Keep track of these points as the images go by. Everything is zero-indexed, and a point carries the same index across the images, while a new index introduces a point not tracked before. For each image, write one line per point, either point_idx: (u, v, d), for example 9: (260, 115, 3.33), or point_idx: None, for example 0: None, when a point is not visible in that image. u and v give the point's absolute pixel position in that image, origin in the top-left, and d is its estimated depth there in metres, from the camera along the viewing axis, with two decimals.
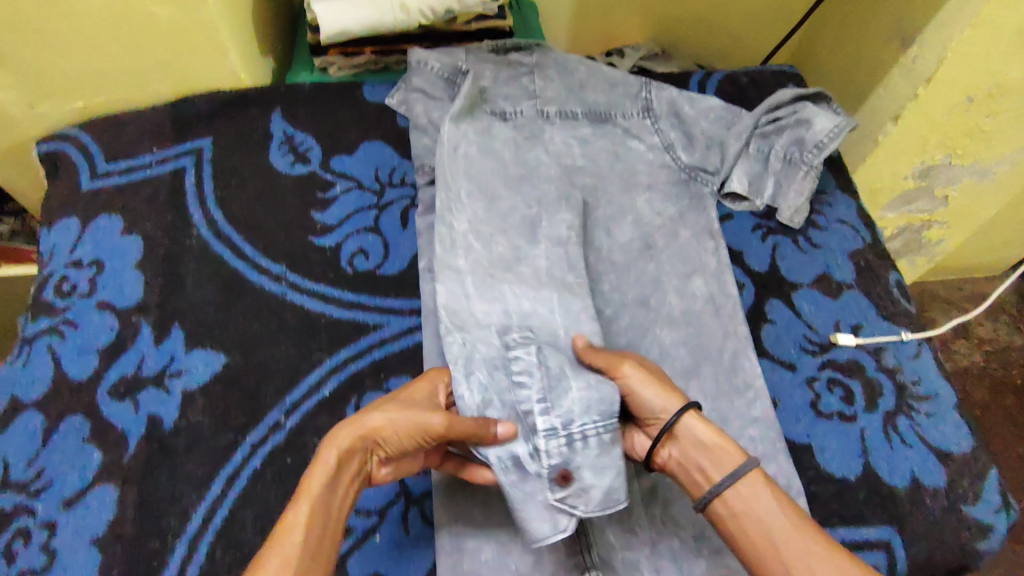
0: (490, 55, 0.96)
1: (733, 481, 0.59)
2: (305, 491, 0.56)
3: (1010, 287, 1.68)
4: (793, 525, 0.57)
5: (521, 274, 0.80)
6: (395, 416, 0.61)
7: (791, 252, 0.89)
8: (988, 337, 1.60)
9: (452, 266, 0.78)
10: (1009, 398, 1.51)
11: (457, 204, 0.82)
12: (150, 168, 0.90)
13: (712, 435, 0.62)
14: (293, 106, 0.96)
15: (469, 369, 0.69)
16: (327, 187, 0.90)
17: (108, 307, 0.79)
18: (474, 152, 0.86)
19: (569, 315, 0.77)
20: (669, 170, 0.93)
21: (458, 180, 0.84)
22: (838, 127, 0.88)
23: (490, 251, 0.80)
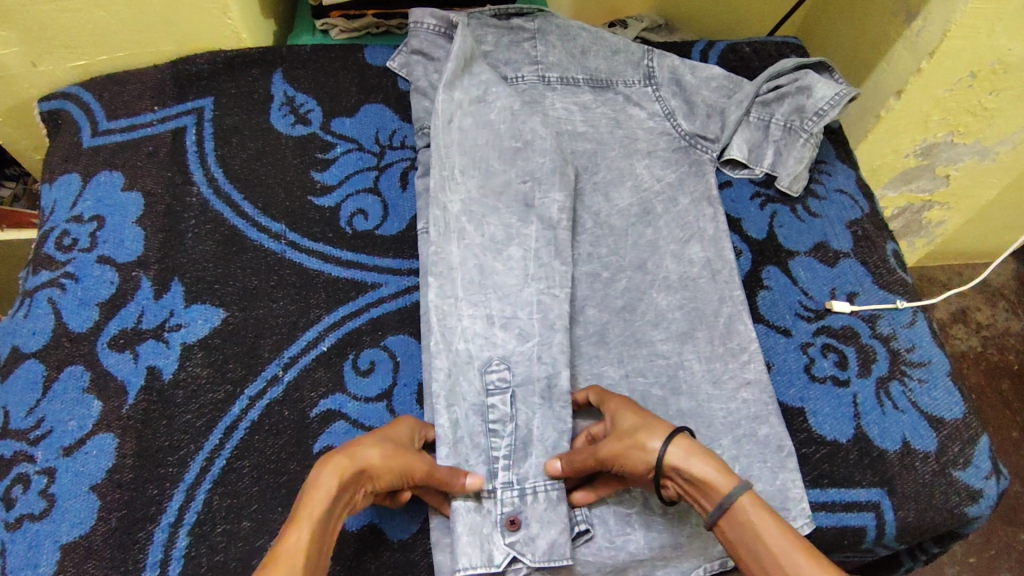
0: (493, 20, 0.99)
1: (723, 512, 0.57)
2: (303, 513, 0.54)
3: (1010, 271, 1.68)
4: (782, 547, 0.54)
5: (511, 256, 0.78)
6: (389, 456, 0.61)
7: (789, 220, 0.89)
8: (986, 321, 1.61)
9: (445, 258, 0.75)
10: (1005, 383, 1.52)
11: (451, 182, 0.79)
12: (151, 126, 0.90)
13: (697, 465, 0.59)
14: (294, 67, 0.96)
15: (451, 402, 0.69)
16: (327, 148, 0.91)
17: (108, 262, 0.79)
18: (469, 124, 0.83)
19: (546, 322, 0.74)
20: (669, 137, 0.94)
21: (451, 157, 0.81)
22: (839, 95, 0.87)
23: (482, 233, 0.78)
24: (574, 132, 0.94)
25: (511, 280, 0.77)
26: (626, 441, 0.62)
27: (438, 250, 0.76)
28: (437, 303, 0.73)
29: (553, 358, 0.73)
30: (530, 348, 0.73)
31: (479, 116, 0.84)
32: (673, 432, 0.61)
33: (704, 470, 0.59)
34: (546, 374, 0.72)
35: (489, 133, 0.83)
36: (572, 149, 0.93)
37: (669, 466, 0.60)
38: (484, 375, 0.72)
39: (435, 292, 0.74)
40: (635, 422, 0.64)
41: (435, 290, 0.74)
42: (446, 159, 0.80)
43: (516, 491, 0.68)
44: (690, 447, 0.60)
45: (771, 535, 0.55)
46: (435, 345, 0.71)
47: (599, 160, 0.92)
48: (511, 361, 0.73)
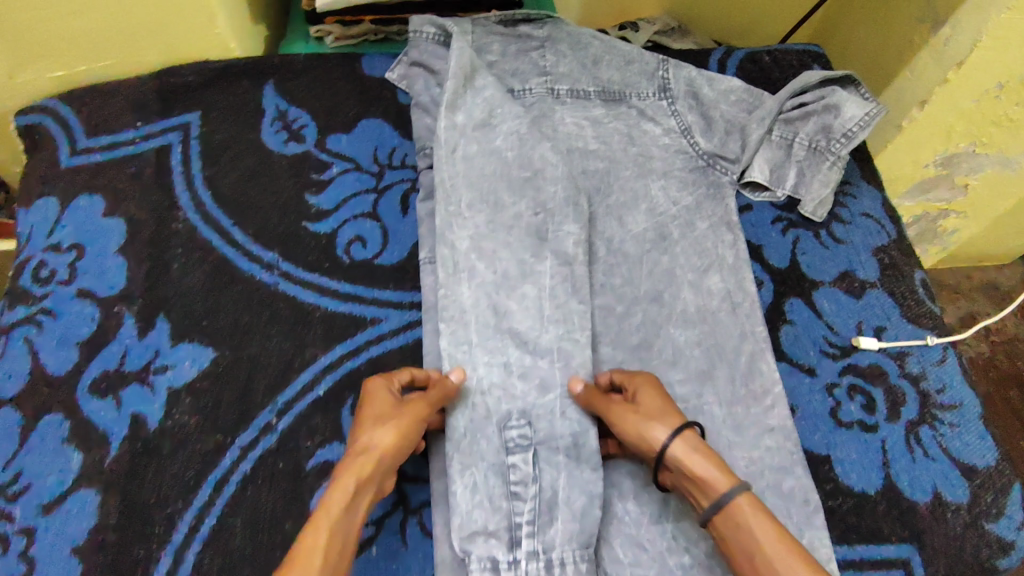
0: (499, 28, 0.94)
1: (718, 510, 0.57)
2: (322, 517, 0.54)
3: None
4: (776, 549, 0.54)
5: (525, 294, 0.75)
6: (397, 431, 0.61)
7: (812, 247, 0.84)
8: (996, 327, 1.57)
9: (456, 301, 0.74)
10: (1013, 392, 1.48)
11: (458, 219, 0.78)
12: (132, 144, 0.84)
13: (699, 459, 0.59)
14: (287, 78, 0.90)
15: (465, 463, 0.67)
16: (323, 168, 0.85)
17: (89, 296, 0.74)
18: (473, 153, 0.80)
19: (569, 373, 0.72)
20: (685, 156, 0.88)
21: (458, 190, 0.79)
22: (869, 115, 0.81)
23: (494, 269, 0.76)
24: (585, 150, 0.89)
25: (528, 322, 0.74)
26: (636, 424, 0.63)
27: (448, 292, 0.75)
28: (449, 352, 0.72)
29: (577, 413, 0.70)
30: (551, 401, 0.71)
31: (484, 141, 0.81)
32: (681, 426, 0.61)
33: (705, 469, 0.59)
34: (572, 431, 0.69)
35: (496, 160, 0.80)
36: (582, 167, 0.87)
37: (671, 458, 0.61)
38: (501, 432, 0.69)
39: (448, 340, 0.73)
40: (654, 407, 0.64)
41: (447, 336, 0.73)
42: (451, 193, 0.78)
43: (543, 562, 0.64)
44: (695, 444, 0.60)
45: (763, 539, 0.55)
46: (449, 402, 0.70)
47: (612, 181, 0.87)
48: (533, 415, 0.70)
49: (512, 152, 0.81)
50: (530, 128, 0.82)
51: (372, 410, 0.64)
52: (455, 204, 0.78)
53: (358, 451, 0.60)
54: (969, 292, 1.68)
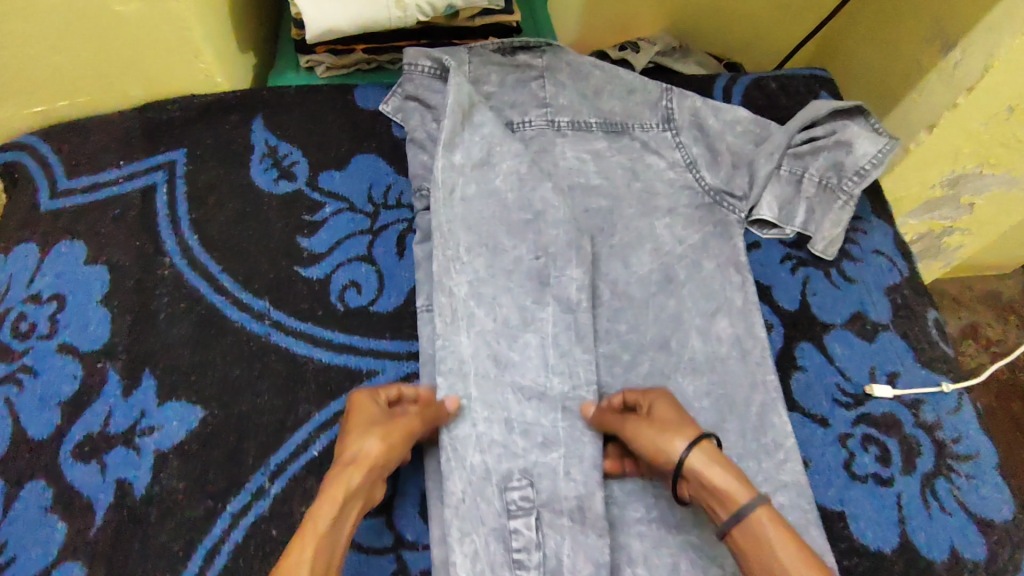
0: (497, 56, 0.90)
1: (737, 523, 0.53)
2: (308, 529, 0.52)
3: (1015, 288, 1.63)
4: (800, 566, 0.50)
5: (528, 344, 0.72)
6: (386, 436, 0.61)
7: (823, 287, 0.82)
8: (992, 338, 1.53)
9: (455, 352, 0.71)
10: None
11: (456, 263, 0.74)
12: (115, 185, 0.81)
13: (718, 471, 0.55)
14: (277, 112, 0.86)
15: (464, 531, 0.64)
16: (315, 209, 0.81)
17: (72, 351, 0.71)
18: (471, 194, 0.77)
19: (574, 431, 0.69)
20: (691, 191, 0.86)
21: (456, 234, 0.75)
22: (883, 152, 0.78)
23: (494, 317, 0.73)
24: (587, 186, 0.86)
25: (530, 374, 0.71)
26: (652, 435, 0.60)
27: (446, 342, 0.71)
28: (448, 409, 0.69)
29: (582, 474, 0.67)
30: (555, 460, 0.68)
31: (483, 182, 0.78)
32: (699, 437, 0.58)
33: (725, 481, 0.55)
34: (576, 494, 0.67)
35: (495, 202, 0.77)
36: (584, 205, 0.85)
37: (688, 469, 0.57)
38: (504, 494, 0.66)
39: (446, 395, 0.70)
40: (671, 419, 0.61)
41: (445, 393, 0.70)
42: (449, 237, 0.75)
43: None
44: (713, 456, 0.57)
45: (787, 554, 0.51)
46: (447, 463, 0.66)
47: (615, 219, 0.84)
48: (535, 475, 0.67)
49: (512, 194, 0.78)
50: (530, 167, 0.79)
51: (360, 419, 0.63)
52: (454, 247, 0.75)
53: (348, 460, 0.58)
54: (969, 303, 1.64)
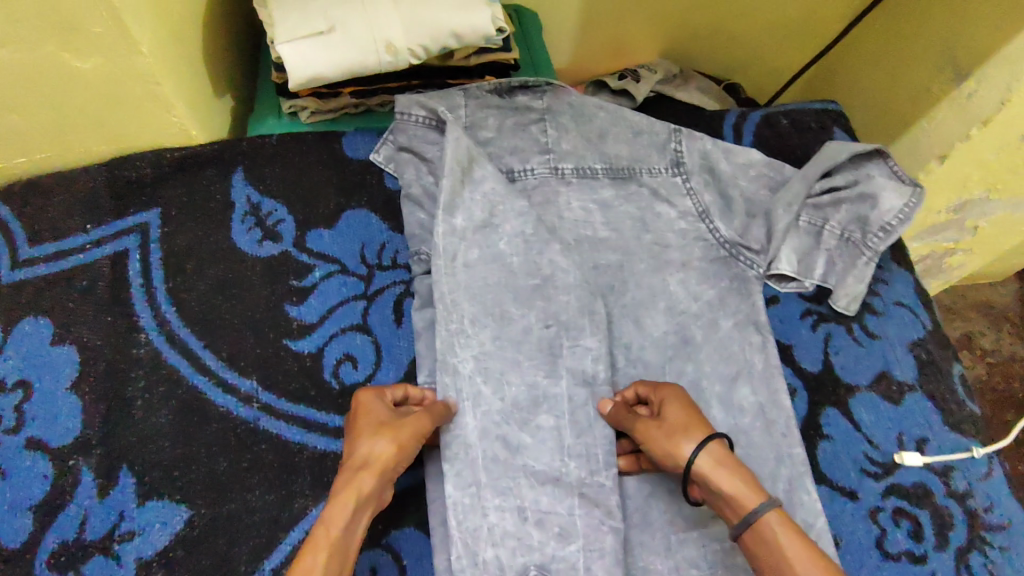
0: (494, 98, 0.84)
1: (748, 527, 0.55)
2: (320, 536, 0.51)
3: (1010, 297, 1.61)
4: (812, 571, 0.51)
5: (540, 426, 0.68)
6: (397, 439, 0.59)
7: (845, 344, 0.78)
8: (990, 348, 1.54)
9: (461, 438, 0.65)
10: (1009, 414, 1.45)
11: (461, 337, 0.69)
12: (83, 252, 0.74)
13: (728, 475, 0.57)
14: (258, 165, 0.80)
15: None
16: (303, 273, 0.75)
17: (41, 447, 0.65)
18: (474, 260, 0.72)
19: (592, 521, 0.65)
20: (705, 243, 0.81)
21: (459, 306, 0.71)
22: (909, 206, 0.74)
23: (502, 396, 0.68)
24: (594, 239, 0.81)
25: (544, 457, 0.67)
26: (663, 440, 0.61)
27: (450, 427, 0.66)
28: (455, 499, 0.63)
29: (604, 570, 0.63)
30: (574, 554, 0.63)
31: (486, 246, 0.73)
32: (707, 439, 0.59)
33: (731, 485, 0.57)
34: None
35: (501, 268, 0.73)
36: (592, 260, 0.79)
37: (698, 473, 0.59)
38: None
39: (453, 484, 0.64)
40: (680, 418, 0.62)
41: (451, 481, 0.64)
42: (453, 307, 0.69)
43: None
44: (721, 458, 0.58)
45: (797, 557, 0.52)
46: (459, 561, 0.61)
47: (626, 276, 0.79)
48: (553, 572, 0.63)
49: (517, 258, 0.73)
50: (537, 228, 0.74)
51: (368, 419, 0.60)
52: (457, 320, 0.70)
53: (358, 464, 0.57)
54: (964, 311, 1.59)
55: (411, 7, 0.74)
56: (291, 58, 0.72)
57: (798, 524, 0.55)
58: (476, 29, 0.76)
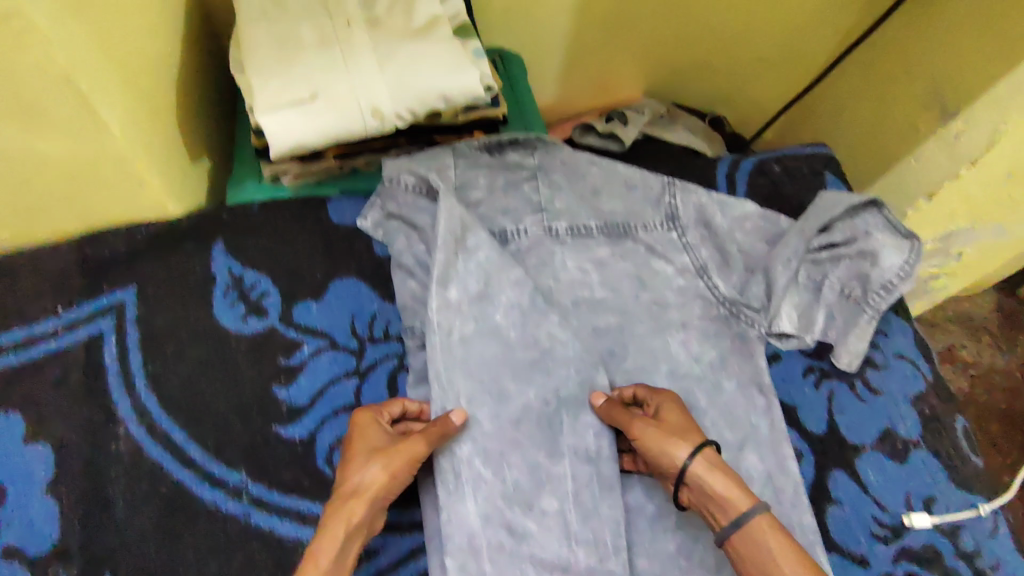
0: (483, 156, 0.82)
1: (738, 529, 0.57)
2: (308, 568, 0.54)
3: (988, 305, 1.53)
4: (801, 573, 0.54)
5: (545, 510, 0.66)
6: (389, 466, 0.59)
7: (849, 402, 0.77)
8: (972, 359, 1.47)
9: (463, 526, 0.63)
10: (994, 425, 1.39)
11: (458, 418, 0.67)
12: (54, 338, 0.70)
13: (722, 480, 0.59)
14: (240, 235, 0.76)
15: None
16: (291, 350, 0.72)
17: (17, 555, 0.61)
18: (471, 334, 0.70)
19: None
20: (704, 301, 0.79)
21: (455, 383, 0.68)
22: (909, 263, 0.73)
23: (504, 478, 0.66)
24: (592, 301, 0.79)
25: (551, 543, 0.64)
26: (658, 438, 0.62)
27: (451, 515, 0.63)
28: None
29: None
30: None
31: (482, 319, 0.71)
32: (703, 444, 0.61)
33: (726, 488, 0.59)
34: None
35: (496, 342, 0.71)
36: (589, 324, 0.77)
37: (691, 475, 0.60)
38: None
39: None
40: (679, 424, 0.63)
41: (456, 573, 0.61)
42: (449, 387, 0.67)
43: None
44: (715, 461, 0.60)
45: (785, 559, 0.55)
46: None
47: (625, 339, 0.77)
48: None
49: (513, 331, 0.71)
50: (533, 298, 0.73)
51: (362, 444, 0.61)
52: (453, 400, 0.67)
53: (350, 492, 0.58)
54: (943, 322, 1.51)
55: (397, 71, 0.71)
56: (271, 126, 0.68)
57: (786, 529, 0.58)
58: (465, 91, 0.73)
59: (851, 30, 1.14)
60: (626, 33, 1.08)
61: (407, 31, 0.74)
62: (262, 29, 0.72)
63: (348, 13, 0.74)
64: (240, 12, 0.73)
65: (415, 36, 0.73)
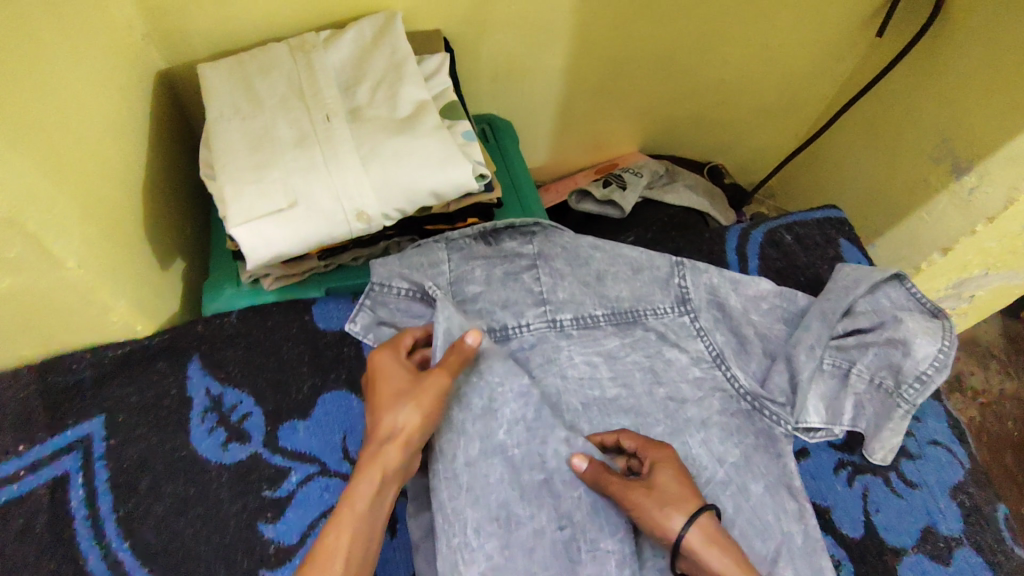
0: (480, 246, 0.76)
1: None
2: (346, 513, 0.55)
3: (993, 330, 1.44)
4: None
5: None
6: (419, 405, 0.59)
7: (884, 498, 0.72)
8: (981, 387, 1.37)
9: None
10: (1007, 456, 1.29)
11: (467, 551, 0.61)
12: (13, 481, 0.62)
13: (717, 548, 0.56)
14: (218, 349, 0.70)
15: None
16: (276, 480, 0.65)
17: None
18: (475, 456, 0.65)
19: None
20: (723, 394, 0.74)
21: (462, 513, 0.63)
22: (944, 352, 0.68)
23: None
24: (602, 403, 0.73)
25: None
26: (648, 501, 0.59)
27: None
28: None
29: None
30: None
31: (486, 436, 0.65)
32: (698, 511, 0.58)
33: (721, 564, 0.56)
34: None
35: (500, 462, 0.65)
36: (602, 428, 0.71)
37: (687, 548, 0.57)
38: None
39: None
40: (671, 488, 0.59)
41: None
42: (455, 519, 0.62)
43: None
44: (712, 535, 0.57)
45: None
46: None
47: None
48: None
49: (517, 450, 0.65)
50: (538, 412, 0.66)
51: (386, 385, 0.60)
52: (460, 532, 0.62)
53: (383, 437, 0.58)
54: None
55: (383, 169, 0.65)
56: (246, 239, 0.62)
57: None
58: (458, 186, 0.68)
59: (851, 77, 1.10)
60: (620, 90, 1.03)
61: (392, 123, 0.68)
62: (236, 129, 0.67)
63: (328, 106, 0.68)
64: (210, 110, 0.68)
65: (401, 128, 0.68)
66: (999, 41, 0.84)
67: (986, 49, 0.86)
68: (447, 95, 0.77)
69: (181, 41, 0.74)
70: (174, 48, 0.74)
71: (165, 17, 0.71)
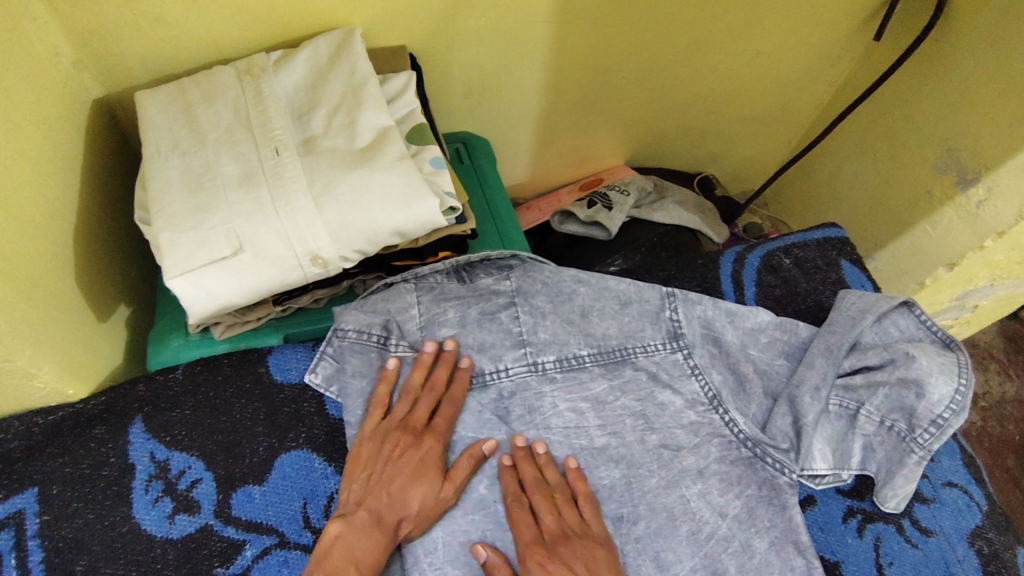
0: (453, 285, 0.70)
1: None
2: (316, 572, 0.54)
3: (992, 329, 1.35)
4: None
5: None
6: (427, 510, 0.58)
7: (898, 547, 0.66)
8: (980, 389, 1.28)
9: None
10: (1010, 459, 1.20)
11: None
12: None
13: None
14: (162, 410, 0.63)
15: None
16: (229, 556, 0.59)
17: None
18: (452, 509, 0.60)
19: None
20: (721, 440, 0.67)
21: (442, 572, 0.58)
22: (961, 394, 0.62)
23: None
24: (590, 454, 0.65)
25: None
26: None
27: None
28: None
29: None
30: None
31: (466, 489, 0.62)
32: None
33: None
34: None
35: (487, 518, 0.60)
36: (589, 483, 0.64)
37: None
38: None
39: None
40: None
41: None
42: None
43: None
44: None
45: None
46: None
47: (636, 501, 0.63)
48: None
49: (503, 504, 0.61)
50: None
51: (421, 476, 0.59)
52: None
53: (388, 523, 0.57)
54: None
55: (338, 208, 0.59)
56: (185, 289, 0.56)
57: None
58: (424, 223, 0.61)
59: (847, 82, 1.04)
60: (604, 101, 0.97)
61: (349, 155, 0.61)
62: (176, 166, 0.60)
63: (278, 138, 0.62)
64: (146, 146, 0.61)
65: (359, 161, 0.61)
66: (1006, 47, 0.79)
67: (992, 52, 0.81)
68: (414, 117, 0.70)
69: (118, 65, 0.67)
70: (112, 74, 0.68)
71: (97, 41, 0.64)
